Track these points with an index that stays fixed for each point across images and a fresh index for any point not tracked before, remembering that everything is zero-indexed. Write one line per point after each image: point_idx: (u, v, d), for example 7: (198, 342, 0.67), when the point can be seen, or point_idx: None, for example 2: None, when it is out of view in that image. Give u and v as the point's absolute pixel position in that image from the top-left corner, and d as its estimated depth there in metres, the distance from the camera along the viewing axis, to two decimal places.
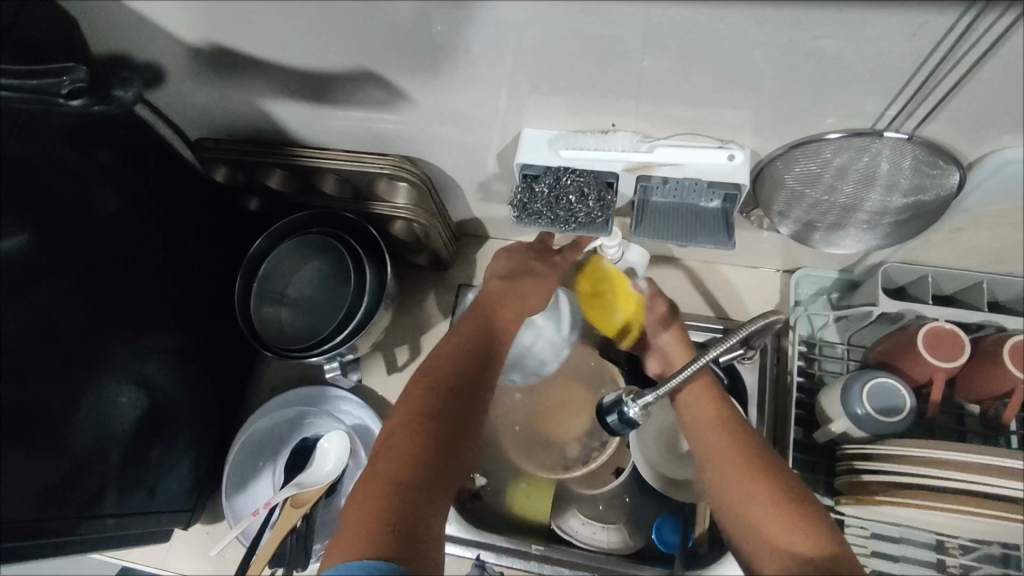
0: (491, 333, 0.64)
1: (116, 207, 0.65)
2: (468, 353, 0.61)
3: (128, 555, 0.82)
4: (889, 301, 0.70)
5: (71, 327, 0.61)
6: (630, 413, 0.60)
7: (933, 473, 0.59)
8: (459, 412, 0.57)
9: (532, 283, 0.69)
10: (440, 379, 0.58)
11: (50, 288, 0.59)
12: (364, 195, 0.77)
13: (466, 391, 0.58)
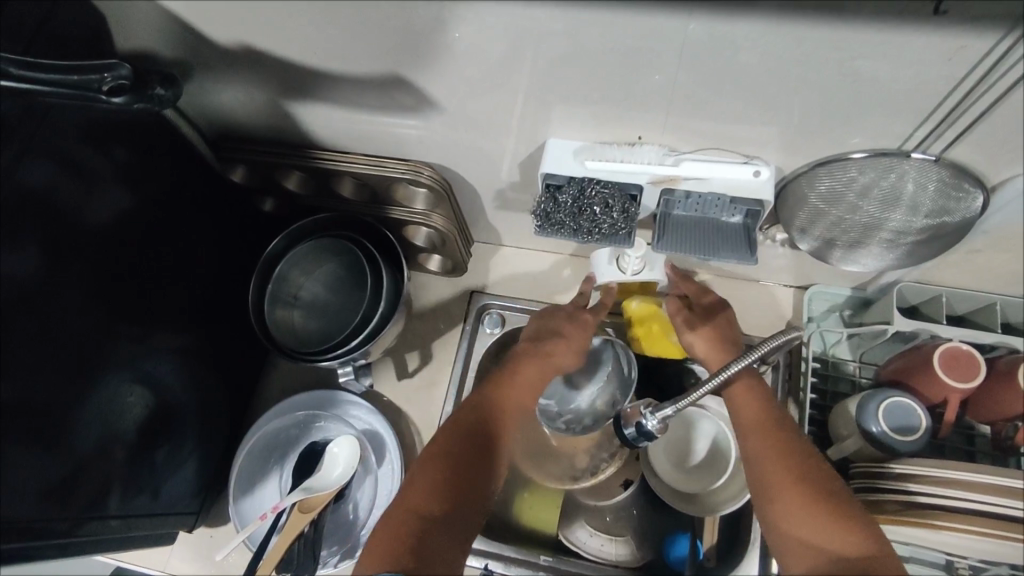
0: (507, 386, 0.64)
1: (130, 205, 0.65)
2: (493, 401, 0.62)
3: (129, 557, 0.81)
4: (904, 320, 0.70)
5: (83, 323, 0.61)
6: (648, 425, 0.60)
7: (951, 491, 0.59)
8: (483, 447, 0.59)
9: (563, 344, 0.68)
10: (463, 421, 0.60)
11: (66, 281, 0.58)
12: (382, 200, 0.76)
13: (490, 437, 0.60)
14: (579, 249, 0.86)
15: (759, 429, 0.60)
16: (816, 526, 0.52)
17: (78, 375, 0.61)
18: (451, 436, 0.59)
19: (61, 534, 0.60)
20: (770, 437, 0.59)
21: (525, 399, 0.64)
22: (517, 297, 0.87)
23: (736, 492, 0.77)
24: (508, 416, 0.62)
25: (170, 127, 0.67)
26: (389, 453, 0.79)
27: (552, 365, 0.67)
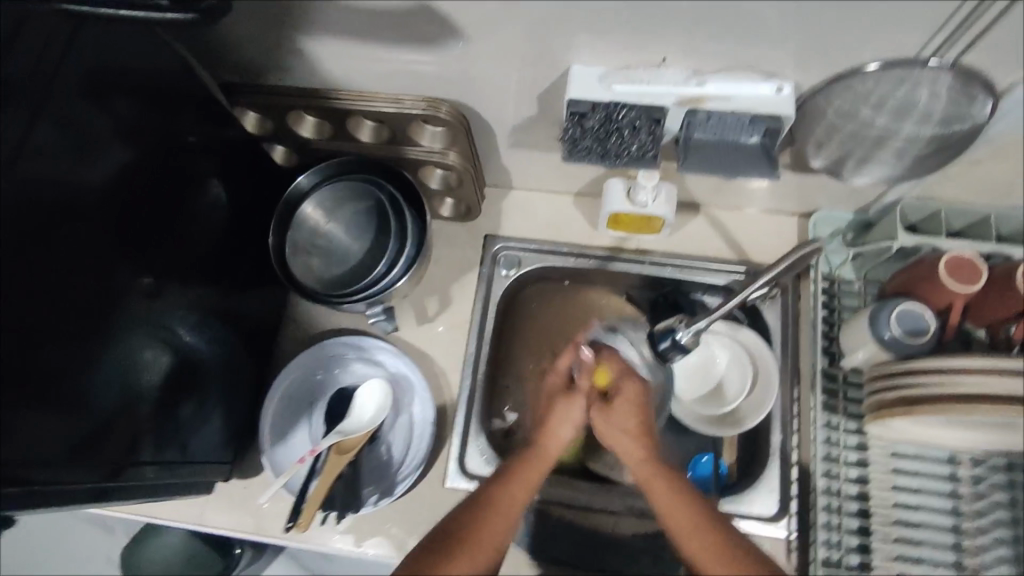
0: (504, 486, 0.62)
1: (132, 160, 0.62)
2: (488, 501, 0.61)
3: (162, 514, 0.80)
4: (908, 236, 0.73)
5: (95, 274, 0.59)
6: (684, 339, 0.64)
7: (959, 379, 0.62)
8: (475, 535, 0.58)
9: (557, 414, 0.69)
10: (458, 525, 0.59)
11: (77, 233, 0.58)
12: (399, 139, 0.76)
13: (486, 537, 0.58)
14: (591, 187, 0.87)
15: (657, 477, 0.63)
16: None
17: (96, 329, 0.60)
18: (438, 538, 0.58)
19: (97, 483, 0.60)
20: (671, 494, 0.61)
21: (523, 494, 0.62)
22: (531, 238, 0.88)
23: (749, 414, 0.80)
24: (504, 516, 0.60)
25: (191, 84, 0.67)
26: (419, 394, 0.80)
27: (552, 452, 0.67)
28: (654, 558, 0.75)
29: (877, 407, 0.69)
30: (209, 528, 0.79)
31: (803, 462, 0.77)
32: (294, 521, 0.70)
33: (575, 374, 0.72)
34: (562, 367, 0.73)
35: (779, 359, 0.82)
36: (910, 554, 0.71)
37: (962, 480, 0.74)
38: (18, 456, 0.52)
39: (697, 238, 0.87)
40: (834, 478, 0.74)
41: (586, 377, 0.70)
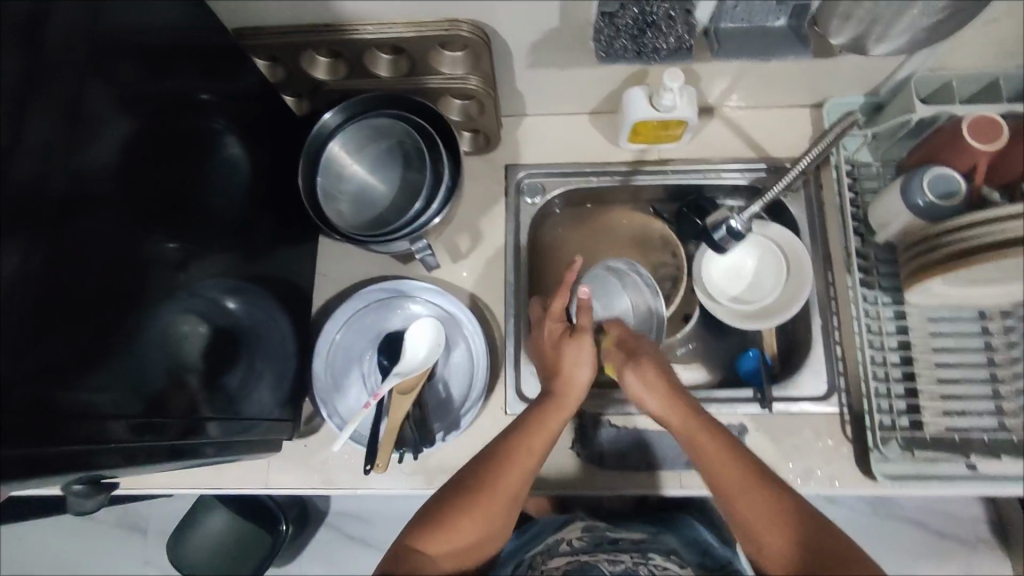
0: (523, 438, 0.65)
1: (137, 129, 0.58)
2: (504, 452, 0.64)
3: (227, 484, 0.79)
4: (925, 106, 0.75)
5: (115, 252, 0.56)
6: (738, 225, 0.76)
7: (1001, 224, 0.64)
8: (500, 474, 0.63)
9: (575, 345, 0.70)
10: (479, 475, 0.63)
11: (94, 221, 0.54)
12: (419, 69, 0.73)
13: (505, 485, 0.63)
14: (607, 103, 0.86)
15: (702, 435, 0.64)
16: (758, 511, 0.60)
17: (122, 312, 0.57)
18: (459, 484, 0.64)
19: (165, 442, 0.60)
20: (718, 448, 0.63)
21: (543, 444, 0.65)
22: (554, 162, 0.87)
23: (787, 303, 0.82)
24: (521, 465, 0.64)
25: (190, 37, 0.63)
26: (467, 327, 0.80)
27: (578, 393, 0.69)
28: None
29: (918, 272, 0.72)
30: (276, 490, 0.79)
31: (845, 341, 0.80)
32: (371, 463, 0.69)
33: (575, 315, 0.72)
34: (558, 309, 0.71)
35: (810, 248, 0.84)
36: (954, 408, 0.76)
37: (993, 332, 0.78)
38: (74, 434, 0.50)
39: (716, 141, 0.87)
40: (878, 350, 0.78)
41: (586, 318, 0.71)
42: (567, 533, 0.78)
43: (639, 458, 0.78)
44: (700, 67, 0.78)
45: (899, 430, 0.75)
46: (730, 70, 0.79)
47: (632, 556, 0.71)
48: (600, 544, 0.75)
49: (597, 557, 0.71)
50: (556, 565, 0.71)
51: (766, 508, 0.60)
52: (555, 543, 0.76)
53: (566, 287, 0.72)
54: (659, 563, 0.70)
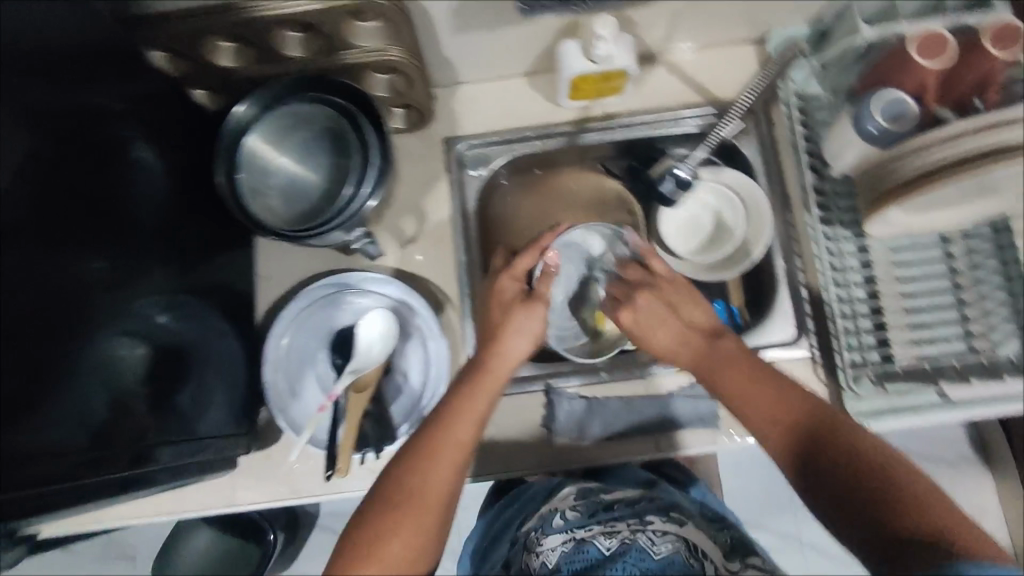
0: (448, 429, 0.61)
1: (40, 146, 0.53)
2: (427, 448, 0.59)
3: (190, 507, 0.75)
4: (869, 27, 0.71)
5: (39, 281, 0.52)
6: (683, 173, 0.80)
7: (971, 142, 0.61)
8: (428, 446, 0.59)
9: (521, 314, 0.70)
10: (404, 479, 0.58)
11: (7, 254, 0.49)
12: (335, 46, 0.68)
13: (433, 483, 0.58)
14: (542, 61, 0.81)
15: (700, 356, 0.66)
16: (766, 407, 0.58)
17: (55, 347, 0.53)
18: (385, 480, 0.58)
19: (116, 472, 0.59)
20: (724, 355, 0.64)
21: (469, 432, 0.61)
22: (495, 129, 0.83)
23: (748, 250, 0.80)
24: (449, 461, 0.59)
25: (83, 35, 0.56)
26: (423, 314, 0.76)
27: (501, 371, 0.67)
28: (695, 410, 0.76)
29: (878, 201, 0.69)
30: (243, 508, 0.75)
31: (811, 281, 0.78)
32: (332, 468, 0.67)
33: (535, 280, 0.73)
34: (522, 268, 0.73)
35: (767, 190, 0.82)
36: (924, 337, 0.75)
37: (956, 256, 0.78)
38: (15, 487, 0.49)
39: (660, 89, 0.83)
40: (844, 287, 0.76)
41: (544, 285, 0.72)
42: (562, 502, 0.78)
43: (614, 425, 0.76)
44: (633, 12, 0.74)
45: (872, 366, 0.74)
46: (665, 12, 0.74)
47: (628, 524, 0.70)
48: (594, 513, 0.74)
49: (591, 531, 0.71)
50: (552, 545, 0.73)
51: (770, 400, 0.59)
52: (550, 515, 0.76)
53: (536, 250, 0.74)
54: (656, 526, 0.68)
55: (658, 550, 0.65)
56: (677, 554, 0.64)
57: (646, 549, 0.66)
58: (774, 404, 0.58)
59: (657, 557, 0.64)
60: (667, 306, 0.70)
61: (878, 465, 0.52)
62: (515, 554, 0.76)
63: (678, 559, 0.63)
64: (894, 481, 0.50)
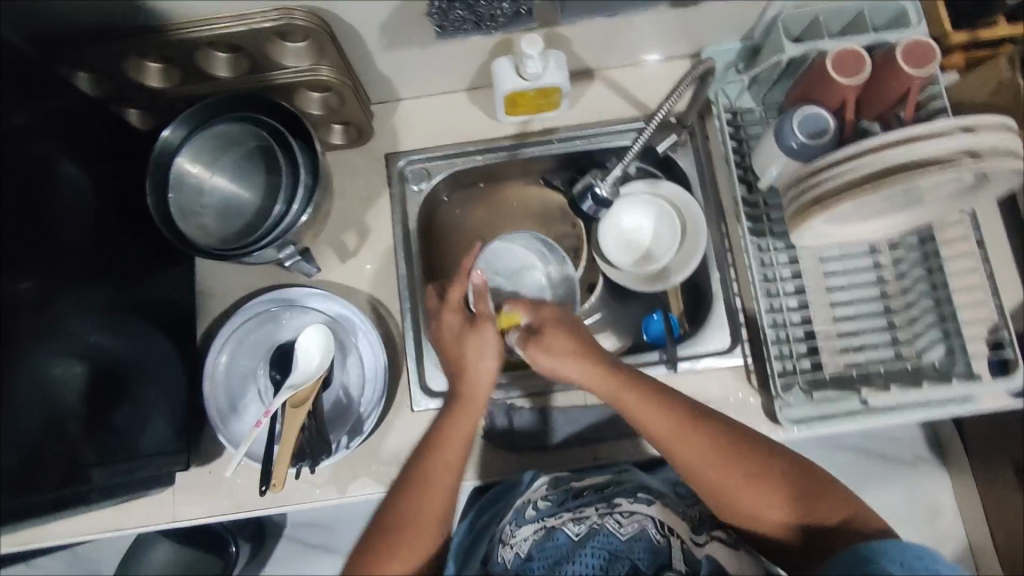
0: (437, 451, 0.65)
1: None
2: (425, 478, 0.64)
3: (131, 523, 0.75)
4: (795, 45, 0.73)
5: None
6: (602, 191, 0.80)
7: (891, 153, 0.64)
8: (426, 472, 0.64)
9: (473, 339, 0.68)
10: (406, 509, 0.62)
11: None
12: (262, 64, 0.69)
13: (433, 509, 0.63)
14: (480, 77, 0.83)
15: (624, 391, 0.64)
16: (756, 498, 0.61)
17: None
18: (390, 507, 0.63)
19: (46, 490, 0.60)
20: (646, 402, 0.64)
21: (458, 456, 0.65)
22: (435, 144, 0.84)
23: (685, 261, 0.81)
24: (443, 486, 0.64)
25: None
26: (361, 328, 0.77)
27: (481, 390, 0.68)
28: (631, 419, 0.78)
29: (801, 213, 0.70)
30: (184, 523, 0.76)
31: (744, 291, 0.80)
32: (267, 484, 0.67)
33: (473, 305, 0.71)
34: (456, 300, 0.71)
35: (702, 202, 0.84)
36: (853, 344, 0.78)
37: (884, 265, 0.80)
38: None
39: (598, 104, 0.85)
40: (775, 296, 0.78)
41: (483, 305, 0.69)
42: (534, 493, 0.71)
43: (552, 434, 0.77)
44: (563, 31, 0.75)
45: (801, 373, 0.76)
46: (595, 30, 0.76)
47: (597, 508, 0.64)
48: (566, 502, 0.67)
49: (561, 520, 0.65)
50: (524, 536, 0.66)
51: (757, 483, 0.61)
52: (523, 507, 0.69)
53: (461, 276, 0.71)
54: (623, 507, 0.63)
55: (625, 530, 0.60)
56: (644, 532, 0.59)
57: (613, 531, 0.60)
58: (768, 494, 0.61)
59: (625, 537, 0.59)
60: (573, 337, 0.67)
61: (815, 490, 0.61)
62: (491, 548, 0.69)
63: (645, 537, 0.59)
64: (824, 501, 0.61)
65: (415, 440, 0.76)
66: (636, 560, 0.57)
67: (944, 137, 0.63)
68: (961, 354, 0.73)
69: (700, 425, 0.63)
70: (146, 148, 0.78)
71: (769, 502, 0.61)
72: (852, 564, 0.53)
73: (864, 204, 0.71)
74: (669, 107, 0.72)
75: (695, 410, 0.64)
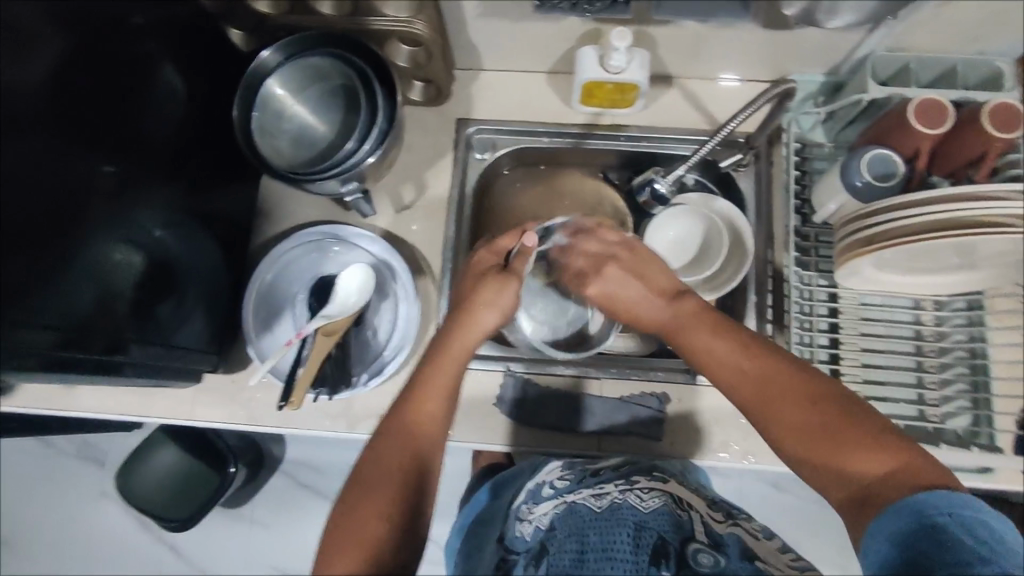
0: (418, 392, 0.62)
1: (68, 50, 0.59)
2: (404, 424, 0.60)
3: (154, 412, 0.80)
4: (879, 87, 0.73)
5: (61, 165, 0.59)
6: (660, 187, 0.80)
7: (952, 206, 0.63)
8: (402, 417, 0.60)
9: (501, 280, 0.70)
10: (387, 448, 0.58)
11: (32, 139, 0.57)
12: (364, 9, 0.72)
13: (418, 449, 0.58)
14: (563, 62, 0.85)
15: (688, 329, 0.65)
16: (816, 430, 0.53)
17: (58, 228, 0.58)
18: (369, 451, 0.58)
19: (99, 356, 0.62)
20: (708, 336, 0.63)
21: (441, 396, 0.62)
22: (507, 118, 0.87)
23: (727, 278, 0.81)
24: (427, 432, 0.60)
25: None
26: (402, 277, 0.80)
27: (468, 344, 0.67)
28: (640, 421, 0.79)
29: (849, 250, 0.71)
30: (201, 424, 0.80)
31: (777, 319, 0.80)
32: (286, 400, 0.70)
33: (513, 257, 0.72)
34: (500, 246, 0.72)
35: (753, 225, 0.84)
36: (877, 393, 0.77)
37: (924, 322, 0.80)
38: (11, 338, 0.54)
39: (672, 109, 0.86)
40: (807, 330, 0.79)
41: (518, 262, 0.71)
42: (549, 475, 0.74)
43: (560, 415, 0.80)
44: (652, 31, 0.77)
45: None
46: (683, 37, 0.77)
47: (617, 485, 0.67)
48: (583, 479, 0.70)
49: (580, 495, 0.67)
50: (543, 512, 0.69)
51: (810, 414, 0.54)
52: (539, 487, 0.73)
53: (517, 233, 0.73)
54: (642, 484, 0.66)
55: (647, 504, 0.62)
56: (666, 506, 0.62)
57: (636, 505, 0.62)
58: (826, 424, 0.53)
59: (648, 510, 0.61)
60: (633, 271, 0.73)
61: (879, 431, 0.51)
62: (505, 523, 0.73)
63: (667, 510, 0.61)
64: (875, 447, 0.50)
65: None
66: (661, 529, 0.59)
67: (993, 201, 0.61)
68: (986, 425, 0.74)
69: (765, 361, 0.58)
70: (240, 69, 0.82)
71: (830, 450, 0.52)
72: (900, 540, 0.44)
73: (916, 255, 0.70)
74: (735, 125, 0.73)
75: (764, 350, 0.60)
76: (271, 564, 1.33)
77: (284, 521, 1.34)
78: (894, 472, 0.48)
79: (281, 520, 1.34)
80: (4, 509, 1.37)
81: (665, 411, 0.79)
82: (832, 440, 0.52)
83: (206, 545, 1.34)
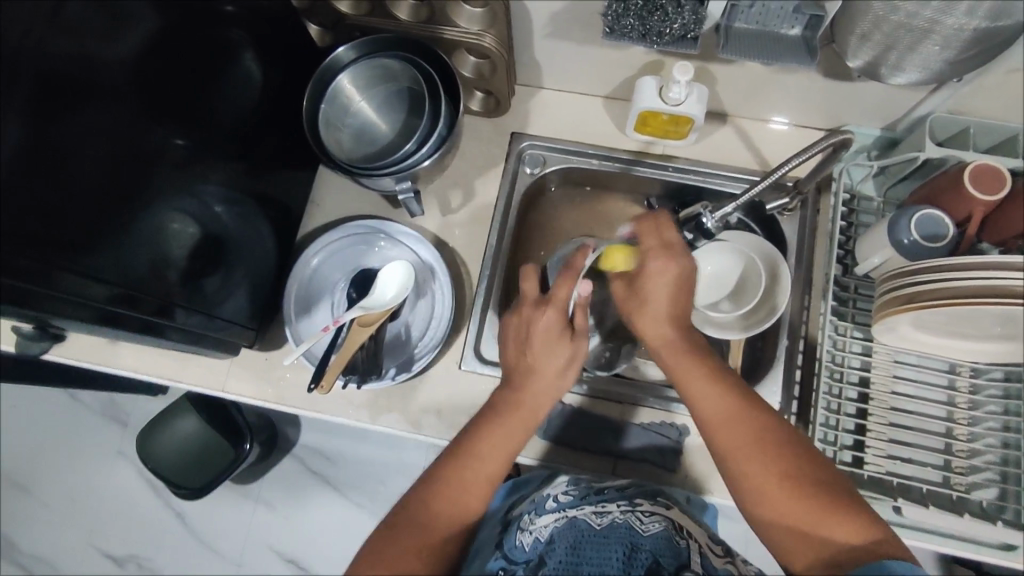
0: (477, 448, 0.62)
1: (158, 28, 0.63)
2: (457, 479, 0.61)
3: (188, 378, 0.83)
4: (935, 146, 0.73)
5: (134, 135, 0.62)
6: (706, 222, 0.77)
7: (998, 273, 0.62)
8: (456, 469, 0.61)
9: (564, 341, 0.65)
10: (423, 504, 0.60)
11: (110, 108, 0.60)
12: (439, 18, 0.74)
13: (460, 515, 0.60)
14: (623, 89, 0.87)
15: (682, 357, 0.64)
16: (796, 502, 0.55)
17: (125, 191, 0.62)
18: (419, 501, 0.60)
19: (147, 317, 0.64)
20: (705, 377, 0.62)
21: (497, 468, 0.62)
22: (561, 137, 0.89)
23: (758, 320, 0.81)
24: (478, 489, 0.61)
25: None
26: (440, 279, 0.82)
27: (538, 411, 0.65)
28: (657, 449, 0.79)
29: (887, 305, 0.71)
30: (230, 395, 0.83)
31: (806, 366, 0.80)
32: (317, 383, 0.73)
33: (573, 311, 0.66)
34: (562, 297, 0.65)
35: (793, 269, 0.84)
36: (901, 454, 0.76)
37: (958, 389, 0.78)
38: (69, 290, 0.57)
39: (724, 146, 0.87)
40: (836, 380, 0.78)
41: (580, 318, 0.66)
42: (555, 488, 0.75)
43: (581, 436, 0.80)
44: (714, 67, 0.78)
45: (839, 462, 0.75)
46: (744, 77, 0.78)
47: (619, 505, 0.68)
48: (586, 496, 0.71)
49: (582, 511, 0.68)
50: (544, 524, 0.69)
51: (796, 486, 0.55)
52: (543, 500, 0.73)
53: (573, 279, 0.66)
54: (644, 508, 0.67)
55: (646, 527, 0.63)
56: (665, 531, 0.62)
57: (635, 526, 0.63)
58: (812, 498, 0.55)
59: (646, 533, 0.62)
60: (672, 284, 0.65)
61: (844, 502, 0.54)
62: (509, 533, 0.71)
63: (665, 535, 0.61)
64: (847, 516, 0.53)
65: (452, 395, 0.81)
66: (657, 552, 0.59)
67: None
68: (1013, 501, 0.72)
69: (749, 411, 0.60)
70: (314, 61, 0.86)
71: (792, 501, 0.55)
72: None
73: (958, 318, 0.70)
74: (786, 171, 0.72)
75: (751, 402, 0.61)
76: (271, 545, 1.34)
77: (289, 504, 1.36)
78: (853, 547, 0.52)
79: (287, 502, 1.36)
80: (28, 454, 1.41)
81: (685, 442, 0.79)
82: (813, 516, 0.54)
83: (212, 518, 1.37)
